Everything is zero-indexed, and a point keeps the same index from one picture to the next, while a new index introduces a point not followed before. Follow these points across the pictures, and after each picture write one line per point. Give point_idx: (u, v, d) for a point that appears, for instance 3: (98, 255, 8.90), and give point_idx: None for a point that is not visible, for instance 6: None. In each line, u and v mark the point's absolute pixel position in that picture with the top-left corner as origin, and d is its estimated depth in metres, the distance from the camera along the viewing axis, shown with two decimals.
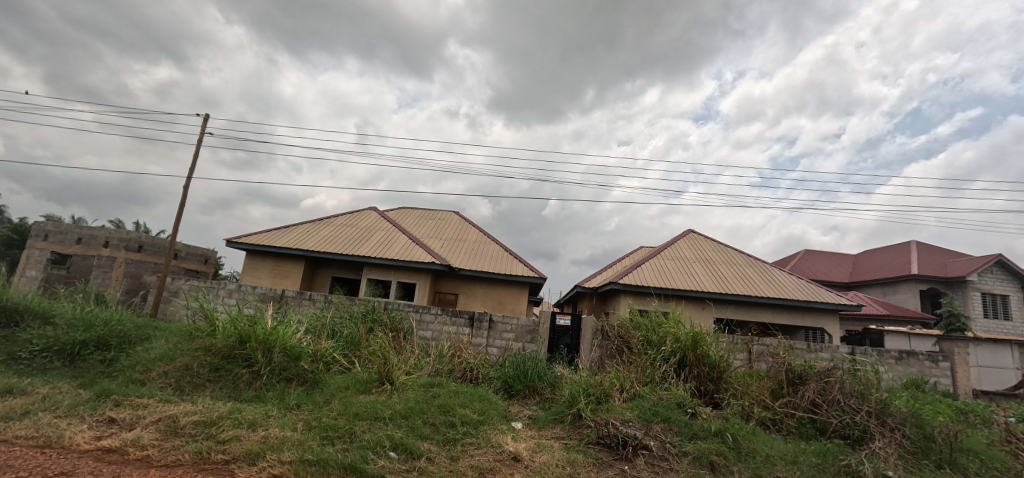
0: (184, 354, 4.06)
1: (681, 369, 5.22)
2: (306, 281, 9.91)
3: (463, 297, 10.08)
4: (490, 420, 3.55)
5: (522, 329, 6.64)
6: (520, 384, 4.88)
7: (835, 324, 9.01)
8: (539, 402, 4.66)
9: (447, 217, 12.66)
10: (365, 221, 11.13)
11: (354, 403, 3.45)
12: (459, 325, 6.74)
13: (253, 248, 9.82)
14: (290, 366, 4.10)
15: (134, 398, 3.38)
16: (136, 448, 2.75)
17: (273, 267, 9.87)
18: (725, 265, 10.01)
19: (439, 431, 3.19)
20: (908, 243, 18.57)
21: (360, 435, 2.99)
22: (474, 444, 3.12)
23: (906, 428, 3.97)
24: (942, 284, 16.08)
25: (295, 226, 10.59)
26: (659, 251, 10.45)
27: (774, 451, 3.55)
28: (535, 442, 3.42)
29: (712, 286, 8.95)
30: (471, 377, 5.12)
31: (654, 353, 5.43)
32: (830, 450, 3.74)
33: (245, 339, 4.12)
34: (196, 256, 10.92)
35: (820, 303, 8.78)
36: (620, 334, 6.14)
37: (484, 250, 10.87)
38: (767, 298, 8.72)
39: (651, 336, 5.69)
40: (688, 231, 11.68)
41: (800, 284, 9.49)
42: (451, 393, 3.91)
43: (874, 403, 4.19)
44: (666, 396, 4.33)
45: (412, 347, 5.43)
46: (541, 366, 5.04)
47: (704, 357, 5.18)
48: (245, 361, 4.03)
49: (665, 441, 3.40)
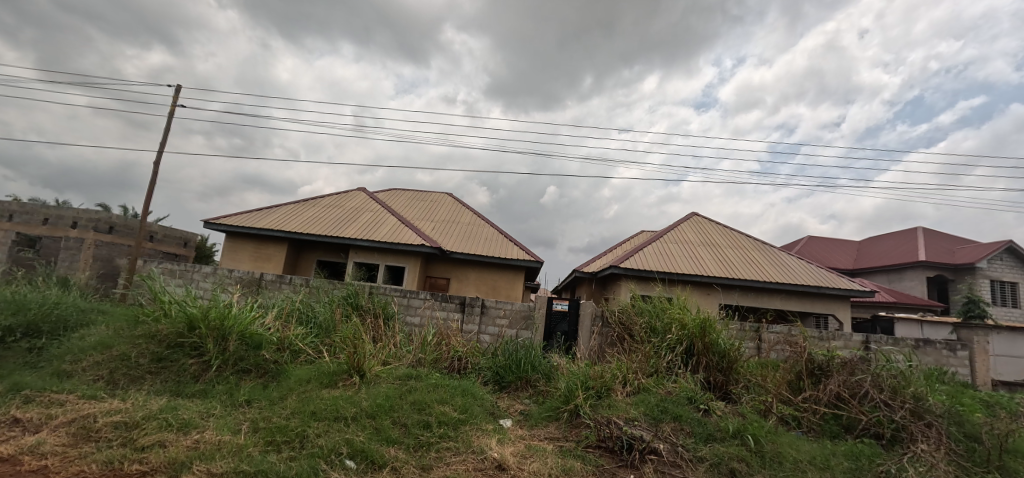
0: (124, 342, 3.56)
1: (689, 358, 4.75)
2: (290, 264, 9.38)
3: (455, 282, 9.56)
4: (473, 418, 3.05)
5: (516, 315, 6.13)
6: (511, 375, 4.39)
7: (847, 310, 8.54)
8: (532, 396, 4.17)
9: (440, 199, 12.08)
10: (353, 202, 10.55)
11: (315, 399, 2.94)
12: (449, 310, 6.24)
13: (232, 230, 9.27)
14: (248, 356, 3.63)
15: (50, 393, 2.88)
16: (33, 457, 2.24)
17: (253, 250, 9.32)
18: (731, 249, 9.51)
19: (410, 434, 2.70)
20: (914, 229, 18.12)
21: (313, 440, 2.48)
22: (451, 450, 2.62)
23: (946, 426, 3.51)
24: (950, 270, 15.70)
25: (277, 207, 10.02)
26: (663, 234, 9.92)
27: (802, 454, 3.07)
28: (526, 444, 2.93)
29: (718, 271, 8.44)
30: (459, 367, 4.63)
31: (659, 341, 4.94)
32: (863, 453, 3.28)
33: (195, 324, 3.63)
34: (173, 239, 10.38)
35: (831, 288, 8.30)
36: (621, 320, 5.64)
37: (478, 233, 10.32)
38: (777, 283, 8.23)
39: (655, 323, 5.22)
40: (693, 213, 11.14)
41: (811, 269, 8.99)
42: (431, 387, 3.42)
43: (908, 398, 3.72)
44: (675, 390, 3.85)
45: (394, 334, 4.93)
46: (535, 355, 4.56)
47: (714, 346, 4.69)
48: (194, 350, 3.54)
49: (678, 444, 2.91)
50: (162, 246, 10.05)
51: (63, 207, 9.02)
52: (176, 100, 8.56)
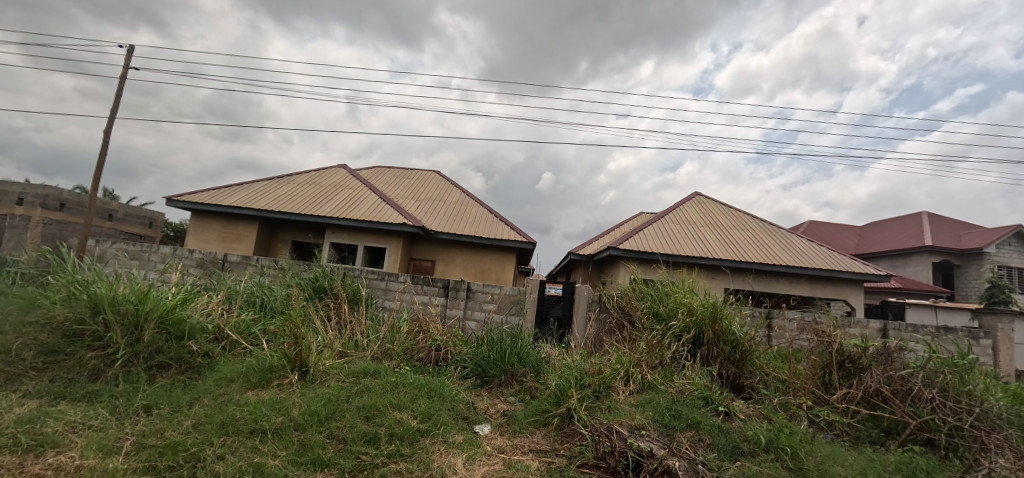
0: (9, 332, 2.89)
1: (697, 349, 4.15)
2: (262, 245, 8.66)
3: (441, 265, 8.88)
4: (437, 427, 2.39)
5: (505, 300, 5.48)
6: (495, 368, 3.75)
7: (859, 295, 7.97)
8: (518, 394, 3.54)
9: (428, 177, 11.33)
10: (332, 178, 9.79)
11: (233, 404, 2.30)
12: (431, 295, 5.59)
13: (198, 208, 8.52)
14: (169, 347, 3.00)
15: None
16: None
17: (221, 230, 8.57)
18: (737, 231, 8.88)
19: (348, 453, 2.03)
20: (919, 213, 17.58)
21: (210, 467, 1.83)
22: (402, 475, 1.97)
23: (1014, 432, 2.92)
24: (956, 255, 15.24)
25: (249, 184, 9.24)
26: (664, 215, 9.27)
27: (848, 471, 2.46)
28: (506, 461, 2.29)
29: (724, 252, 7.81)
30: (435, 359, 4.00)
31: (664, 328, 4.31)
32: (919, 466, 2.70)
33: (100, 309, 2.96)
34: (137, 218, 9.61)
35: (845, 271, 7.71)
36: (620, 305, 5.02)
37: (465, 212, 9.63)
38: (788, 266, 7.62)
39: (658, 308, 4.60)
40: (695, 193, 10.47)
41: (821, 251, 8.40)
42: (391, 386, 2.75)
43: (967, 398, 3.11)
44: (687, 388, 3.23)
45: (362, 320, 4.26)
46: (523, 344, 3.91)
47: (725, 335, 4.09)
48: (96, 341, 2.88)
49: (696, 461, 2.30)
50: (124, 225, 9.26)
51: (8, 182, 8.19)
52: (127, 62, 7.68)
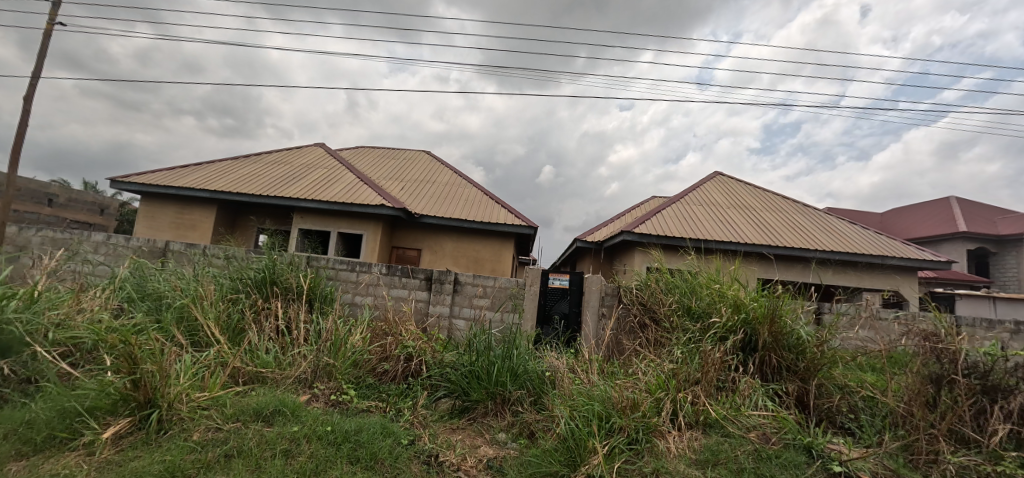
0: None
1: (750, 357, 3.02)
2: (222, 233, 7.54)
3: (428, 254, 7.75)
4: None
5: (499, 294, 4.36)
6: (479, 390, 2.62)
7: (911, 285, 6.85)
8: (510, 429, 2.42)
9: (416, 157, 10.16)
10: (306, 158, 8.65)
11: None
12: (410, 288, 4.44)
13: (146, 191, 7.38)
14: None
15: None
16: None
17: (174, 217, 7.44)
18: (769, 213, 7.68)
19: None
20: (947, 198, 16.39)
21: None
22: None
23: None
24: (992, 242, 14.09)
25: (207, 164, 8.09)
26: (683, 196, 8.07)
27: None
28: None
29: (758, 237, 6.64)
30: (402, 374, 2.88)
31: (703, 331, 3.17)
32: None
33: None
34: (84, 204, 8.53)
35: (899, 258, 6.57)
36: (642, 299, 3.85)
37: (458, 194, 8.48)
38: (834, 252, 6.47)
39: (693, 303, 3.45)
40: (716, 173, 9.25)
41: (867, 235, 7.24)
42: (289, 443, 1.62)
43: None
44: (765, 427, 2.12)
45: (301, 319, 3.12)
46: (519, 354, 2.77)
47: (786, 338, 2.96)
48: None
49: None
50: (66, 212, 8.18)
51: None
52: (51, 15, 6.49)
